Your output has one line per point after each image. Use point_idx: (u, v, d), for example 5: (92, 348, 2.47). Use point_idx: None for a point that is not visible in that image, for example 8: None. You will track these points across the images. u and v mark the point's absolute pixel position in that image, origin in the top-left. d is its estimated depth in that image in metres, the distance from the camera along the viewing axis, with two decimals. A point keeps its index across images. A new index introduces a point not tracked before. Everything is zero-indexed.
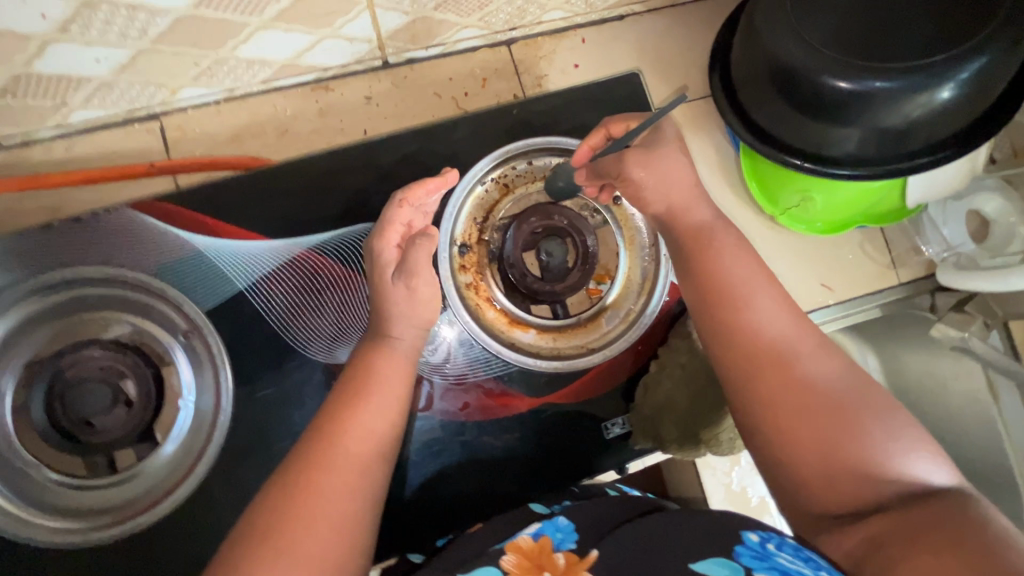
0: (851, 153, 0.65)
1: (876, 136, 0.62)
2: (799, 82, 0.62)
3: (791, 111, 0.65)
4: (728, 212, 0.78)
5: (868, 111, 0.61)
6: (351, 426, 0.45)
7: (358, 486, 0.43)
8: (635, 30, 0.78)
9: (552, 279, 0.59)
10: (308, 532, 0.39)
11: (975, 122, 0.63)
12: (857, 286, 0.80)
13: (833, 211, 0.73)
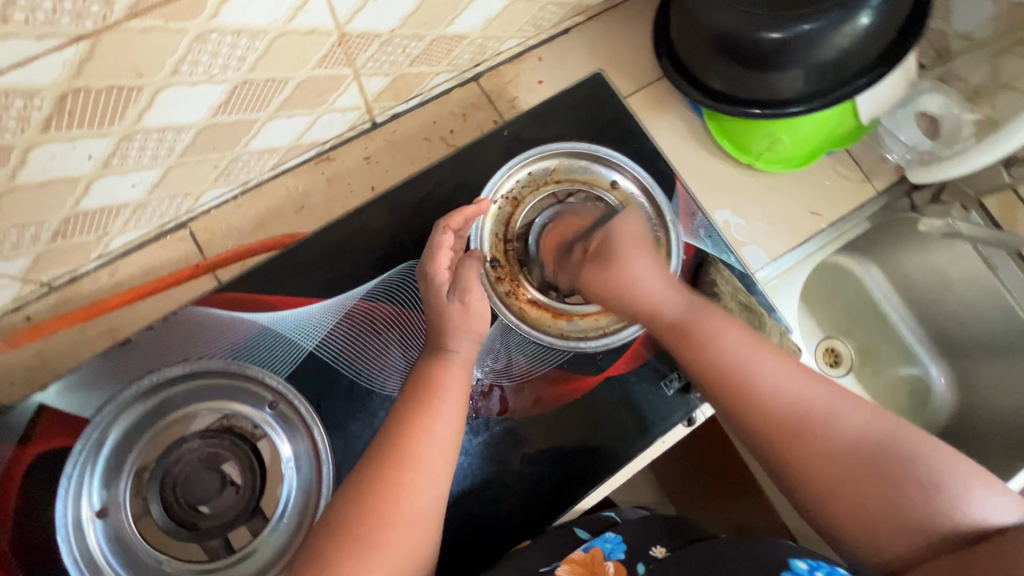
0: (800, 91, 0.73)
1: (817, 71, 0.70)
2: (738, 44, 0.70)
3: (739, 69, 0.73)
4: (710, 171, 0.85)
5: (804, 52, 0.69)
6: (423, 438, 0.50)
7: (432, 494, 0.49)
8: (581, 38, 0.87)
9: None
10: (390, 540, 0.46)
11: (897, 37, 0.71)
12: (844, 204, 0.86)
13: (800, 144, 0.81)
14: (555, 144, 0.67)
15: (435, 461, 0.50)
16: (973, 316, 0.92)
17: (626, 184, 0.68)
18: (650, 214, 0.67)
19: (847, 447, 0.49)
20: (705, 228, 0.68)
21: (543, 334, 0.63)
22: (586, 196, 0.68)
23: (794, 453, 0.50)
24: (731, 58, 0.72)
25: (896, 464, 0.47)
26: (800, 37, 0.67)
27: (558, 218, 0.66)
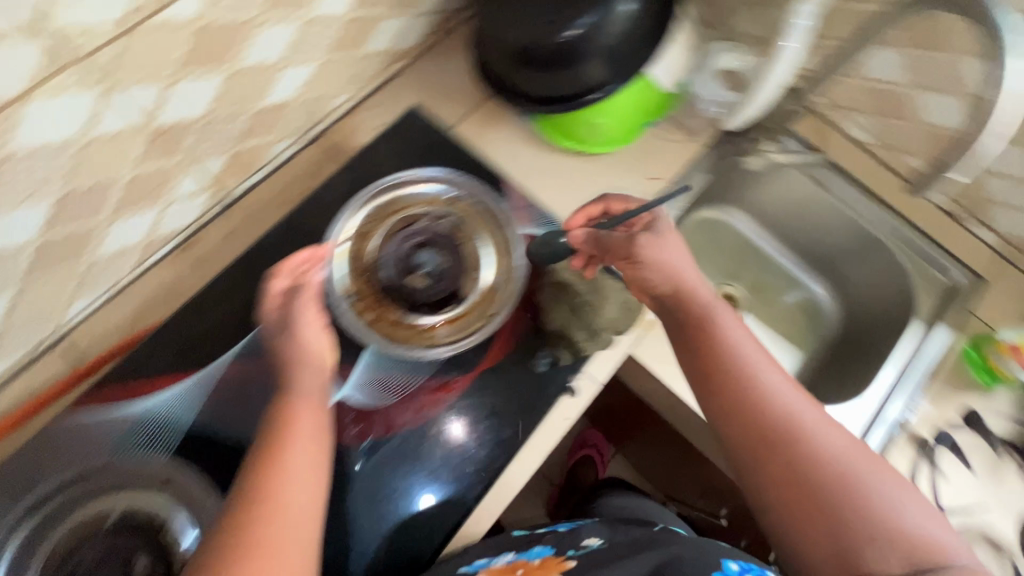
0: (603, 77, 0.83)
1: (608, 55, 0.80)
2: (539, 52, 0.81)
3: (545, 71, 0.82)
4: (553, 165, 0.93)
5: (589, 43, 0.79)
6: (291, 446, 0.52)
7: (308, 495, 0.49)
8: (408, 78, 0.94)
9: (436, 279, 0.71)
10: (273, 542, 0.45)
11: (664, 14, 0.82)
12: (679, 163, 0.95)
13: (619, 123, 0.89)
14: (387, 178, 0.74)
15: (304, 465, 0.51)
16: (823, 229, 1.04)
17: (464, 197, 0.75)
18: (491, 217, 0.75)
19: (832, 451, 0.56)
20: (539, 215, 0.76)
21: (415, 347, 0.68)
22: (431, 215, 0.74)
23: (767, 471, 0.57)
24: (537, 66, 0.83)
25: (851, 480, 0.54)
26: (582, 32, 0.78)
27: (407, 240, 0.72)
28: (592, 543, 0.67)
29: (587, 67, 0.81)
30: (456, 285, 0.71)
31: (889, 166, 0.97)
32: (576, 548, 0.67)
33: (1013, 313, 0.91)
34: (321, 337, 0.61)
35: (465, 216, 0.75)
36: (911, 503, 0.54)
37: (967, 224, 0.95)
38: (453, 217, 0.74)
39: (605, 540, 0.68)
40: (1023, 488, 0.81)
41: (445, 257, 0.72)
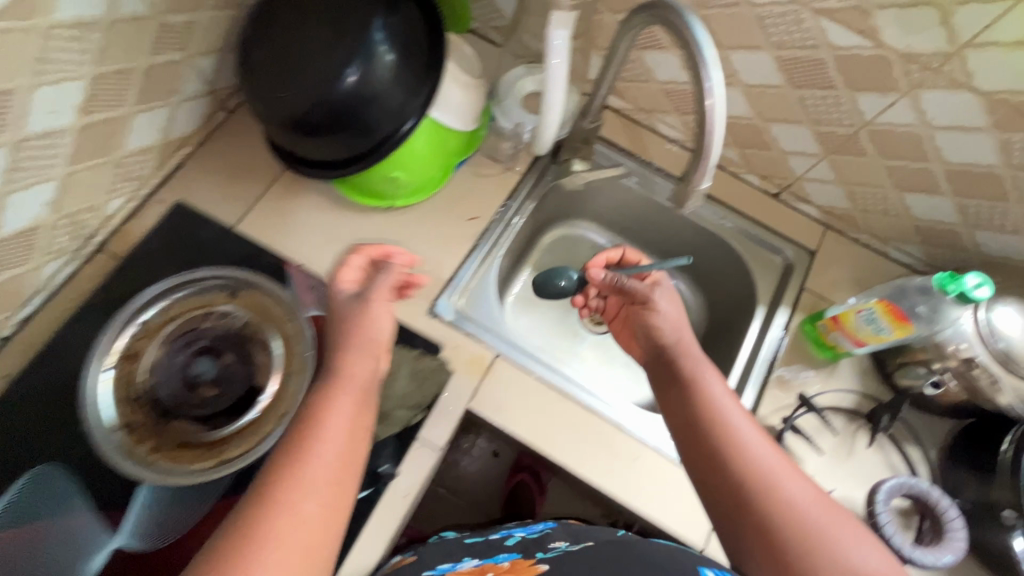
0: (390, 127, 0.79)
1: (384, 106, 0.77)
2: (310, 116, 0.76)
3: (326, 137, 0.78)
4: (364, 226, 0.88)
5: (359, 99, 0.75)
6: (324, 426, 0.54)
7: (330, 490, 0.51)
8: (196, 164, 0.89)
9: (221, 387, 0.67)
10: (277, 545, 0.46)
11: (432, 50, 0.80)
12: (497, 198, 0.93)
13: (422, 172, 0.87)
14: (150, 288, 0.68)
15: (339, 452, 0.53)
16: (662, 231, 1.04)
17: (243, 289, 0.71)
18: (273, 299, 0.70)
19: (771, 475, 0.63)
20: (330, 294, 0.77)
21: (197, 467, 0.63)
22: (208, 316, 0.70)
23: (718, 482, 0.66)
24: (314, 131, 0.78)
25: (806, 528, 0.60)
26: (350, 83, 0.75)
27: (184, 350, 0.68)
28: (558, 544, 0.68)
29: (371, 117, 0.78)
30: (245, 387, 0.68)
31: (705, 159, 0.98)
32: (544, 550, 0.67)
33: (844, 279, 0.93)
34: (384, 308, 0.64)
35: (247, 307, 0.70)
36: (865, 546, 0.59)
37: (787, 201, 0.96)
38: (235, 313, 0.70)
39: (572, 540, 0.69)
40: (871, 456, 0.82)
41: (228, 359, 0.69)
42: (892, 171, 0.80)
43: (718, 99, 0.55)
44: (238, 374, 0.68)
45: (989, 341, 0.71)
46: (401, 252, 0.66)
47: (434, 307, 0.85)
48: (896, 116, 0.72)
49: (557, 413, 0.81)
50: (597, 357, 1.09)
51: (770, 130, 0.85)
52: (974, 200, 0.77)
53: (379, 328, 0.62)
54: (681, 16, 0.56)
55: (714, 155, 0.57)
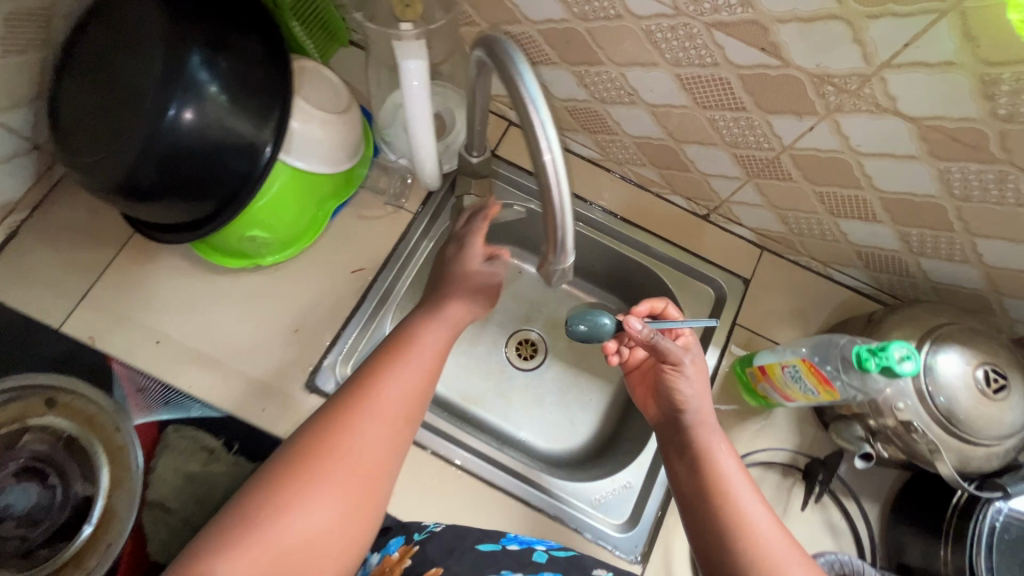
0: (237, 177, 0.68)
1: (224, 155, 0.66)
2: (141, 178, 0.64)
3: (160, 202, 0.67)
4: (231, 289, 0.77)
5: (185, 151, 0.63)
6: (401, 372, 0.60)
7: (388, 449, 0.56)
8: (32, 230, 0.76)
9: (39, 515, 0.66)
10: (340, 482, 0.53)
11: (274, 79, 0.68)
12: (387, 243, 0.82)
13: (290, 225, 0.76)
14: None
15: (405, 403, 0.59)
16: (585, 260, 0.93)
17: (65, 398, 0.69)
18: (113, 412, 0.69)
19: (746, 493, 0.62)
20: (161, 396, 0.70)
21: None
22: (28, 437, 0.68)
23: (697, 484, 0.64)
24: (149, 193, 0.65)
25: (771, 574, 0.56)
26: (180, 133, 0.62)
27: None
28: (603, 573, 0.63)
29: (214, 168, 0.66)
30: (64, 514, 0.66)
31: (625, 178, 0.87)
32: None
33: (783, 310, 0.83)
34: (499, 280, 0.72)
35: (71, 419, 0.69)
36: None
37: (718, 223, 0.86)
38: (54, 430, 0.68)
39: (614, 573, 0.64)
40: (806, 517, 0.74)
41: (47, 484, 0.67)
42: (822, 198, 0.68)
43: (559, 161, 0.43)
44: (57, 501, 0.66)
45: (928, 399, 0.61)
46: (508, 252, 0.72)
47: (313, 380, 0.75)
48: (817, 140, 0.60)
49: (457, 492, 0.73)
50: (526, 398, 0.98)
51: (686, 152, 0.74)
52: (915, 230, 0.66)
53: (483, 279, 0.70)
54: (512, 58, 0.44)
55: (567, 236, 0.47)
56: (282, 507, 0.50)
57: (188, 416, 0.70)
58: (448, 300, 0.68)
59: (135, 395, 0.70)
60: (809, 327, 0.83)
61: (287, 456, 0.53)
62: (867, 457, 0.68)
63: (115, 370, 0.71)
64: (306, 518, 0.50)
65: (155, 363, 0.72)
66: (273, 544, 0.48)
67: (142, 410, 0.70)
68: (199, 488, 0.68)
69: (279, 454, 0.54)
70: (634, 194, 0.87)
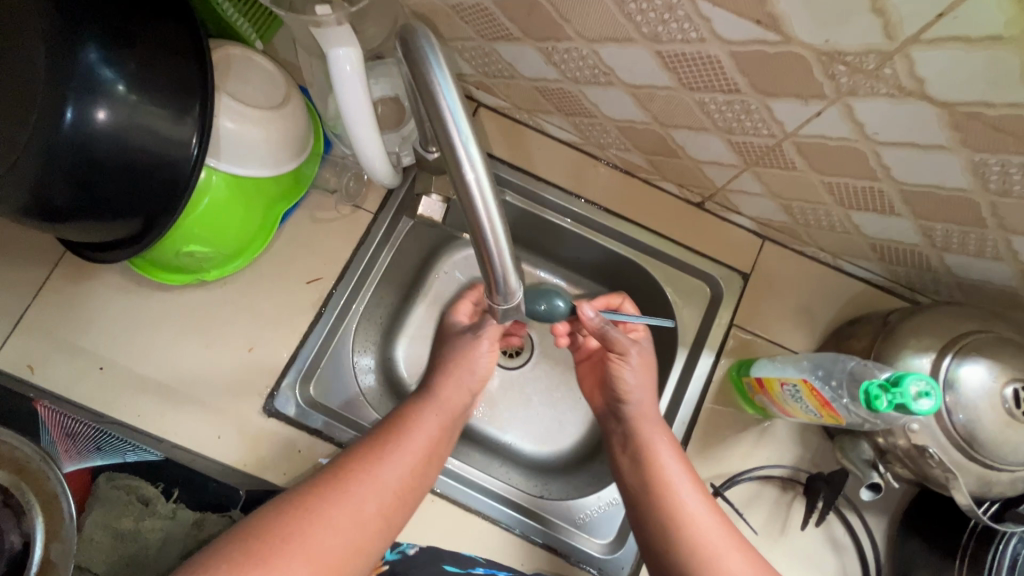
0: (161, 185, 0.60)
1: (141, 161, 0.58)
2: (51, 195, 0.56)
3: (76, 220, 0.59)
4: (173, 307, 0.71)
5: (92, 161, 0.55)
6: (386, 463, 0.56)
7: (357, 537, 0.52)
8: None
9: None
10: (298, 568, 0.48)
11: (191, 69, 0.59)
12: (345, 248, 0.75)
13: (232, 236, 0.68)
14: None
15: (382, 497, 0.55)
16: (568, 254, 0.85)
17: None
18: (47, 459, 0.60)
19: (690, 497, 0.60)
20: (93, 440, 0.62)
21: None
22: None
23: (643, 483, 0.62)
24: (65, 211, 0.58)
25: None
26: (90, 143, 0.54)
27: None
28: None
29: (137, 179, 0.58)
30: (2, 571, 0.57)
31: (609, 164, 0.78)
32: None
33: (787, 307, 0.75)
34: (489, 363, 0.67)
35: None
36: None
37: (714, 211, 0.76)
38: None
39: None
40: (807, 536, 0.68)
41: None
42: (830, 189, 0.59)
43: (486, 179, 0.36)
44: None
45: (946, 420, 0.54)
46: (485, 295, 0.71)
47: (270, 405, 0.68)
48: (825, 127, 0.51)
49: (430, 519, 0.69)
50: (510, 399, 0.89)
51: (674, 137, 0.64)
52: (939, 225, 0.57)
53: (472, 370, 0.65)
54: (424, 58, 0.34)
55: (506, 268, 0.39)
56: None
57: (125, 462, 0.62)
58: (447, 382, 0.64)
59: (64, 441, 0.62)
60: (816, 326, 0.74)
61: (241, 534, 0.49)
62: (875, 488, 0.60)
63: (41, 413, 0.62)
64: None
65: (96, 393, 0.66)
66: None
67: (73, 457, 0.61)
68: (130, 549, 0.59)
69: (237, 526, 0.50)
70: (619, 181, 0.78)
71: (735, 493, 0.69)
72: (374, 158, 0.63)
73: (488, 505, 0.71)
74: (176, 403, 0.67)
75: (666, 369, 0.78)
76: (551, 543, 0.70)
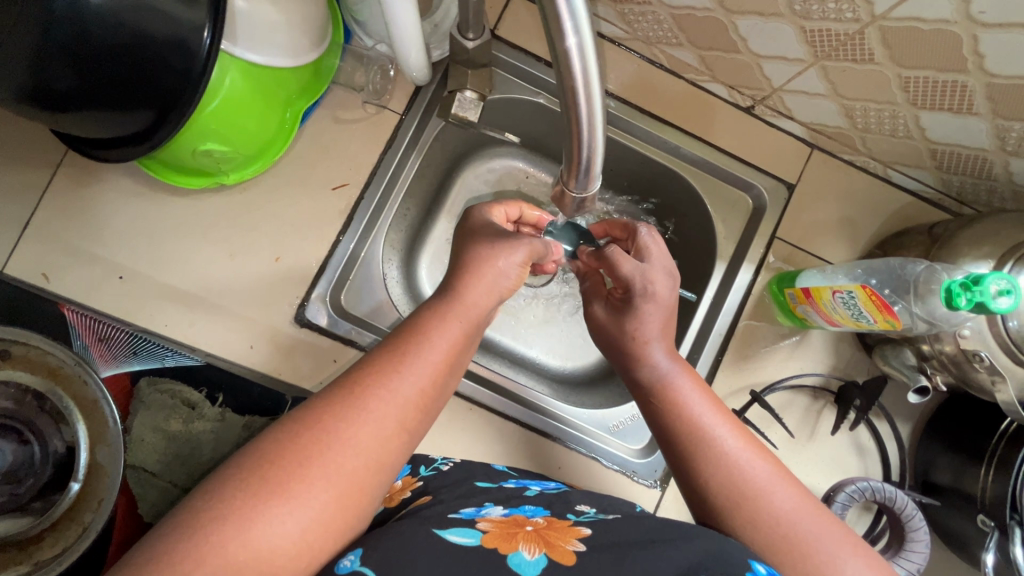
0: (173, 77, 0.53)
1: (148, 47, 0.50)
2: (52, 83, 0.48)
3: (80, 113, 0.52)
4: (190, 213, 0.66)
5: (96, 45, 0.47)
6: (404, 374, 0.48)
7: (379, 451, 0.45)
8: None
9: (18, 476, 0.56)
10: (316, 488, 0.41)
11: None
12: (370, 153, 0.70)
13: (254, 138, 0.63)
14: None
15: (401, 407, 0.47)
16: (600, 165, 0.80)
17: (17, 347, 0.56)
18: (68, 363, 0.56)
19: (704, 413, 0.56)
20: (129, 345, 0.61)
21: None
22: None
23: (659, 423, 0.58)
24: (66, 101, 0.50)
25: (761, 505, 0.51)
26: (91, 19, 0.46)
27: None
28: (587, 508, 0.55)
29: (146, 66, 0.51)
30: (48, 471, 0.57)
31: (654, 63, 0.72)
32: (575, 512, 0.53)
33: (830, 218, 0.73)
34: (517, 273, 0.58)
35: (26, 369, 0.56)
36: (816, 528, 0.50)
37: (764, 115, 0.72)
38: (13, 384, 0.56)
39: (599, 508, 0.55)
40: (834, 440, 0.70)
41: (16, 445, 0.57)
42: (905, 85, 0.55)
43: (587, 44, 0.33)
44: (35, 458, 0.57)
45: (999, 326, 0.53)
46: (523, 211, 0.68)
47: (302, 314, 0.66)
48: (921, 7, 0.46)
49: (468, 427, 0.70)
50: (537, 315, 0.88)
51: (736, 27, 0.59)
52: (1018, 124, 0.53)
53: (495, 273, 0.56)
54: None
55: (595, 158, 0.40)
56: (233, 513, 0.38)
57: (164, 365, 0.61)
58: (473, 282, 0.55)
59: (98, 345, 0.61)
60: (859, 239, 0.73)
61: (243, 462, 0.41)
62: (920, 392, 0.62)
63: (70, 317, 0.61)
64: (266, 530, 0.39)
65: (116, 303, 0.63)
66: (247, 519, 0.38)
67: (111, 361, 0.61)
68: (184, 449, 0.60)
69: (240, 456, 0.42)
70: (663, 83, 0.73)
71: (769, 400, 0.71)
72: (411, 46, 0.58)
73: (525, 413, 0.72)
74: (204, 313, 0.64)
75: (701, 283, 0.76)
76: (585, 449, 0.72)
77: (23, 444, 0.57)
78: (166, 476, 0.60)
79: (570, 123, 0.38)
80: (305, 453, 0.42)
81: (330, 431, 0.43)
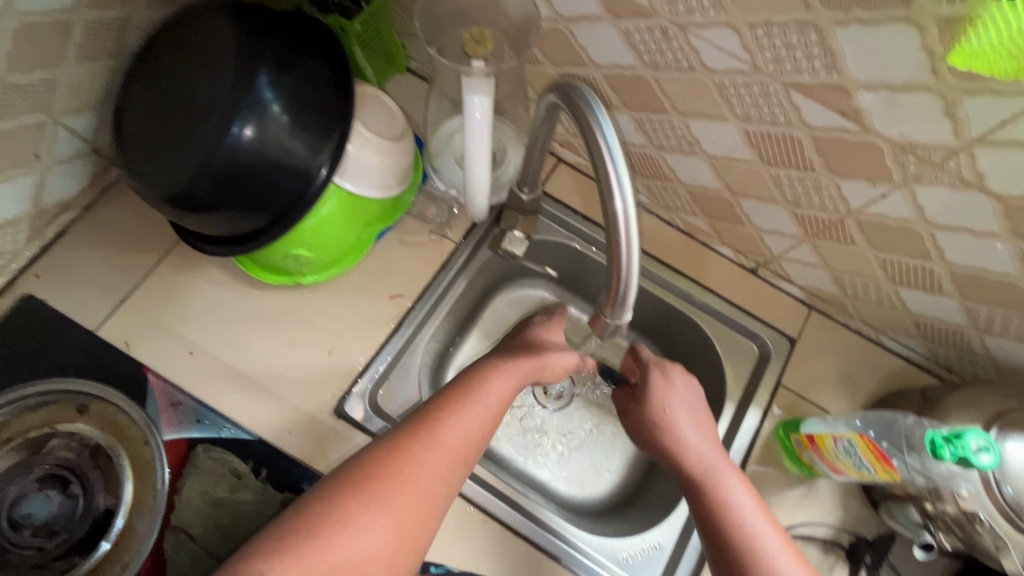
0: (290, 196, 0.66)
1: (277, 170, 0.64)
2: (193, 189, 0.62)
3: (208, 217, 0.66)
4: (263, 304, 0.76)
5: (240, 167, 0.62)
6: (469, 412, 0.56)
7: (448, 477, 0.53)
8: (78, 231, 0.76)
9: (54, 529, 0.62)
10: (396, 508, 0.49)
11: (339, 100, 0.68)
12: (426, 271, 0.81)
13: (333, 252, 0.75)
14: None
15: (468, 442, 0.55)
16: None
17: (97, 404, 0.67)
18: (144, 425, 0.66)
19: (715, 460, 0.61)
20: (193, 413, 0.68)
21: None
22: (67, 440, 0.65)
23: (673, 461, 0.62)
24: (202, 205, 0.64)
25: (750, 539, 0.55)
26: (241, 150, 0.61)
27: (28, 478, 0.63)
28: None
29: (269, 184, 0.65)
30: (82, 528, 0.63)
31: (671, 224, 0.86)
32: None
33: (830, 373, 0.80)
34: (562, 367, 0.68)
35: (100, 428, 0.66)
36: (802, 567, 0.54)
37: (767, 277, 0.83)
38: (85, 439, 0.66)
39: None
40: None
41: (63, 498, 0.63)
42: (884, 265, 0.66)
43: (629, 210, 0.46)
44: (75, 512, 0.63)
45: (995, 490, 0.57)
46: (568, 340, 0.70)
47: (341, 406, 0.72)
48: (887, 208, 0.59)
49: (480, 540, 0.71)
50: (552, 436, 0.91)
51: (741, 205, 0.73)
52: (983, 307, 0.63)
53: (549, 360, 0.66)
54: (591, 111, 0.46)
55: (630, 292, 0.49)
56: (332, 527, 0.46)
57: (220, 436, 0.67)
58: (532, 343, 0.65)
59: (167, 410, 0.68)
60: (858, 395, 0.79)
61: (342, 478, 0.50)
62: (927, 547, 0.65)
63: (149, 380, 0.69)
64: (355, 540, 0.46)
65: (184, 376, 0.70)
66: (337, 530, 0.46)
67: (174, 426, 0.67)
68: (223, 517, 0.63)
69: (338, 473, 0.51)
70: (680, 241, 0.85)
71: None
72: (478, 192, 0.72)
73: (536, 531, 0.73)
74: (256, 395, 0.71)
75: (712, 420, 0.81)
76: None
77: (69, 497, 0.63)
78: (203, 543, 0.62)
79: (613, 263, 0.48)
80: (388, 469, 0.50)
81: (410, 453, 0.52)
